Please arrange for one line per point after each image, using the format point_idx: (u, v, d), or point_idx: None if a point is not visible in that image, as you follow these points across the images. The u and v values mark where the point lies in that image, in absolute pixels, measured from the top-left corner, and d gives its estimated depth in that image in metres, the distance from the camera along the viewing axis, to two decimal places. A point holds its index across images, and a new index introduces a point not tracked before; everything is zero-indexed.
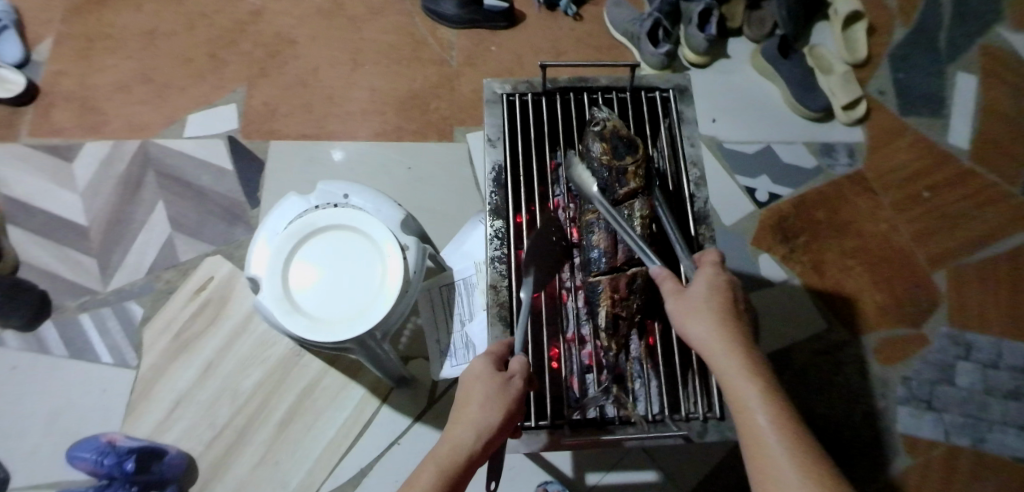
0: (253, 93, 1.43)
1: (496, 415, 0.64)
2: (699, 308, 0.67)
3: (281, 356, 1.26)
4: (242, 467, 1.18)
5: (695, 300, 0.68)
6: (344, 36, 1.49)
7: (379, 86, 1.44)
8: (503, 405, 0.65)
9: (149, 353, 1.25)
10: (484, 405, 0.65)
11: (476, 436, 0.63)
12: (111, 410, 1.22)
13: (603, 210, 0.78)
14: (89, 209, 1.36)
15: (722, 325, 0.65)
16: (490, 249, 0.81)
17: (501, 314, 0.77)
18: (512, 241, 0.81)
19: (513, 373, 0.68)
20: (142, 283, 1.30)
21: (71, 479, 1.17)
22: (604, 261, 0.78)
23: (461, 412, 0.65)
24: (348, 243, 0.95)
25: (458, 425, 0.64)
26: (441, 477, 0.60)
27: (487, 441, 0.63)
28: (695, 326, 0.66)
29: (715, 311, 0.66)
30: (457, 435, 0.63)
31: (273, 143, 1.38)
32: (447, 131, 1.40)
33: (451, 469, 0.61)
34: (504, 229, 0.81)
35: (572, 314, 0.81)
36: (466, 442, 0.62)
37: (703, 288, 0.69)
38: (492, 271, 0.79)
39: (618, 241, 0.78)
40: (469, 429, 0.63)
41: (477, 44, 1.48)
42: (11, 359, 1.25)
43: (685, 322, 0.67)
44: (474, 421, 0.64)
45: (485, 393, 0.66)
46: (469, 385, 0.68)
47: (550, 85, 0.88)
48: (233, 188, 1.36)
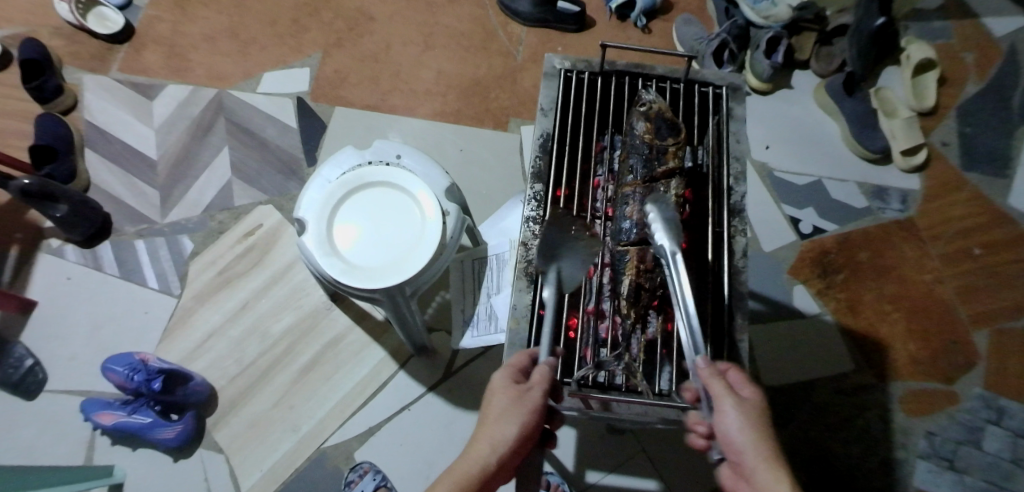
0: (326, 61, 1.51)
1: (513, 428, 0.66)
2: (752, 426, 0.63)
3: (314, 306, 1.31)
4: (258, 406, 1.23)
5: (748, 415, 0.64)
6: (420, 18, 1.56)
7: (445, 69, 1.50)
8: (521, 417, 0.67)
9: (192, 284, 1.32)
10: (501, 420, 0.66)
11: (490, 450, 0.65)
12: (148, 332, 1.28)
13: (676, 273, 0.71)
14: (161, 145, 1.44)
15: (773, 452, 0.63)
16: (527, 208, 0.84)
17: (527, 270, 0.81)
18: (550, 205, 0.84)
19: (534, 385, 0.69)
20: (197, 219, 1.37)
21: (102, 390, 1.24)
22: (634, 232, 0.80)
23: (483, 426, 0.67)
24: (392, 201, 1.00)
25: (478, 442, 0.66)
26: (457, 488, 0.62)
27: (503, 456, 0.65)
28: (747, 445, 0.62)
29: (767, 434, 0.64)
30: (476, 452, 0.65)
31: (338, 108, 1.45)
32: (503, 120, 1.45)
33: (467, 484, 0.62)
34: (542, 192, 0.85)
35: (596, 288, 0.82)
36: (480, 457, 0.64)
37: (756, 406, 0.65)
38: (525, 228, 0.83)
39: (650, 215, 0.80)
40: (486, 444, 0.65)
41: (544, 42, 1.53)
42: (68, 270, 1.33)
43: (743, 440, 0.63)
44: (492, 436, 0.65)
45: (503, 407, 0.67)
46: (490, 398, 0.70)
47: (607, 66, 0.90)
48: (294, 144, 1.42)
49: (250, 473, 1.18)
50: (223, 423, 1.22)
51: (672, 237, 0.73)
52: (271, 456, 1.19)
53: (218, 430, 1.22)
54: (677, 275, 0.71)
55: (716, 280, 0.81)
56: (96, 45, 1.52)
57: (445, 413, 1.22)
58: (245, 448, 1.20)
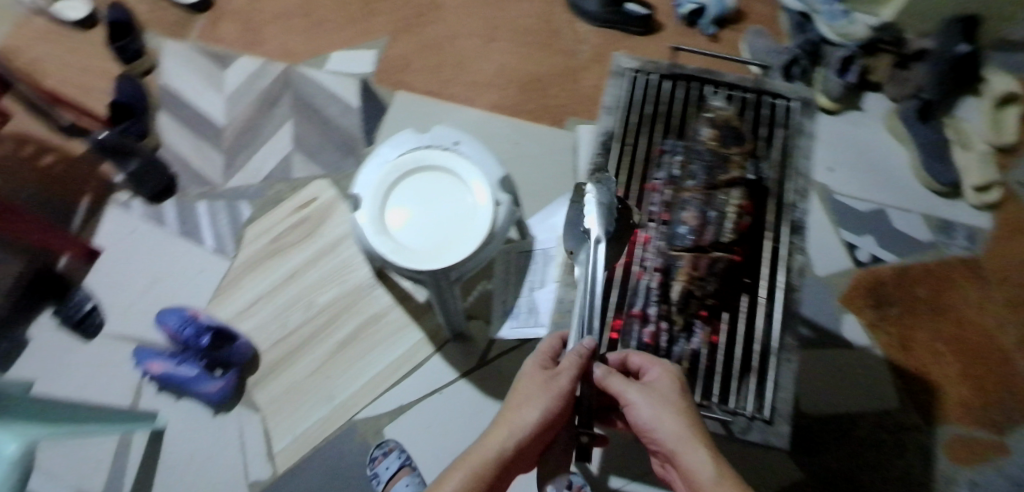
0: (392, 45, 1.53)
1: (534, 413, 0.72)
2: (663, 403, 0.72)
3: (359, 281, 1.34)
4: (298, 372, 1.28)
5: (658, 396, 0.73)
6: (488, 10, 1.57)
7: (508, 63, 1.51)
8: (545, 399, 0.73)
9: (245, 249, 1.36)
10: (526, 407, 0.73)
11: (507, 435, 0.72)
12: (200, 291, 1.33)
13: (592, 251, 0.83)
14: (229, 112, 1.47)
15: (687, 421, 0.71)
16: None
17: None
18: None
19: (562, 370, 0.74)
20: (256, 187, 1.41)
21: (154, 340, 1.30)
22: (689, 238, 0.89)
23: (510, 411, 0.74)
24: (447, 188, 1.03)
25: (499, 430, 0.73)
26: (472, 476, 0.69)
27: (521, 442, 0.71)
28: (664, 420, 0.71)
29: (675, 407, 0.72)
30: (497, 439, 0.72)
31: (399, 92, 1.47)
32: (560, 118, 1.44)
33: (483, 472, 0.70)
34: None
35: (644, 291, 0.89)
36: (499, 441, 0.72)
37: (660, 385, 0.75)
38: None
39: (705, 223, 0.89)
40: (506, 431, 0.72)
41: (610, 43, 1.52)
42: (133, 224, 1.39)
43: (660, 417, 0.71)
44: (513, 421, 0.72)
45: (529, 395, 0.74)
46: (520, 384, 0.77)
47: (677, 71, 1.03)
48: (354, 123, 1.45)
49: (282, 436, 1.23)
50: (262, 385, 1.27)
51: (601, 221, 0.84)
52: (302, 423, 1.24)
53: (257, 391, 1.27)
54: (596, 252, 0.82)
55: (766, 293, 0.87)
56: (177, 13, 1.59)
57: (475, 401, 1.23)
58: (282, 411, 1.25)
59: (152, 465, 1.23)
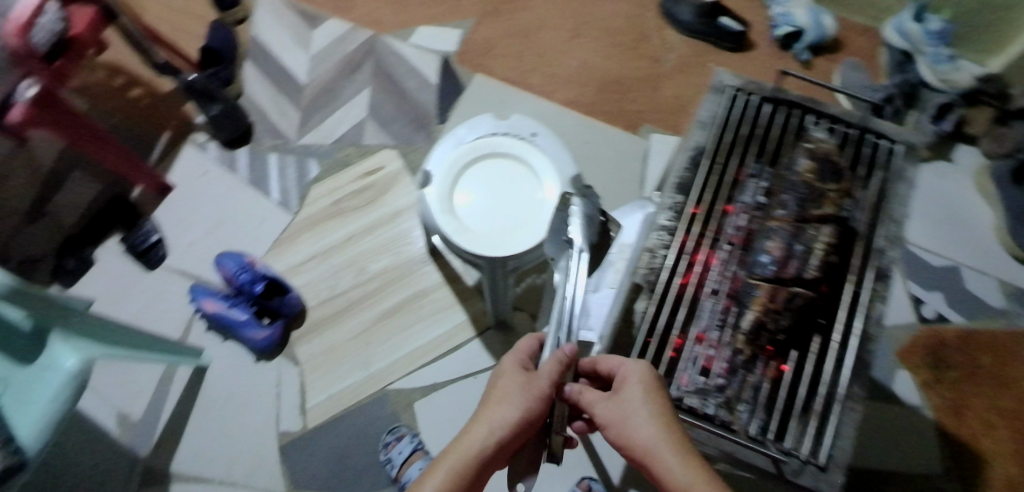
0: (478, 27, 1.53)
1: (515, 414, 0.70)
2: (639, 410, 0.70)
3: (411, 255, 1.36)
4: (341, 334, 1.30)
5: (633, 403, 0.71)
6: (578, 5, 1.56)
7: (591, 61, 1.49)
8: (524, 401, 0.71)
9: (309, 206, 1.39)
10: (505, 404, 0.70)
11: (487, 432, 0.68)
12: (259, 239, 1.37)
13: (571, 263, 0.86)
14: (312, 72, 1.50)
15: (665, 428, 0.69)
16: (665, 216, 0.97)
17: (646, 276, 0.93)
18: (684, 221, 0.96)
19: (542, 377, 0.73)
20: (327, 148, 1.44)
21: (210, 280, 1.34)
22: (771, 267, 0.87)
23: (487, 408, 0.71)
24: (519, 179, 1.03)
25: (477, 428, 0.69)
26: (453, 475, 0.65)
27: (500, 440, 0.68)
28: (642, 429, 0.69)
29: (654, 412, 0.70)
30: (475, 438, 0.68)
31: (478, 75, 1.48)
32: (635, 124, 1.43)
33: (465, 471, 0.65)
34: (682, 205, 0.97)
35: (711, 315, 0.89)
36: (478, 440, 0.68)
37: (634, 389, 0.73)
38: (657, 236, 0.95)
39: (791, 255, 0.87)
40: (484, 427, 0.69)
41: (697, 55, 1.49)
42: (205, 166, 1.43)
43: (640, 424, 0.69)
44: (492, 419, 0.69)
45: (509, 392, 0.72)
46: (499, 381, 0.75)
47: (778, 97, 1.02)
48: (430, 100, 1.46)
49: (317, 393, 1.27)
50: (305, 340, 1.30)
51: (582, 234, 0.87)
52: (338, 383, 1.27)
53: (300, 345, 1.30)
54: (573, 263, 0.86)
55: (841, 338, 0.86)
56: None
57: None
58: (320, 369, 1.28)
59: (192, 398, 1.28)
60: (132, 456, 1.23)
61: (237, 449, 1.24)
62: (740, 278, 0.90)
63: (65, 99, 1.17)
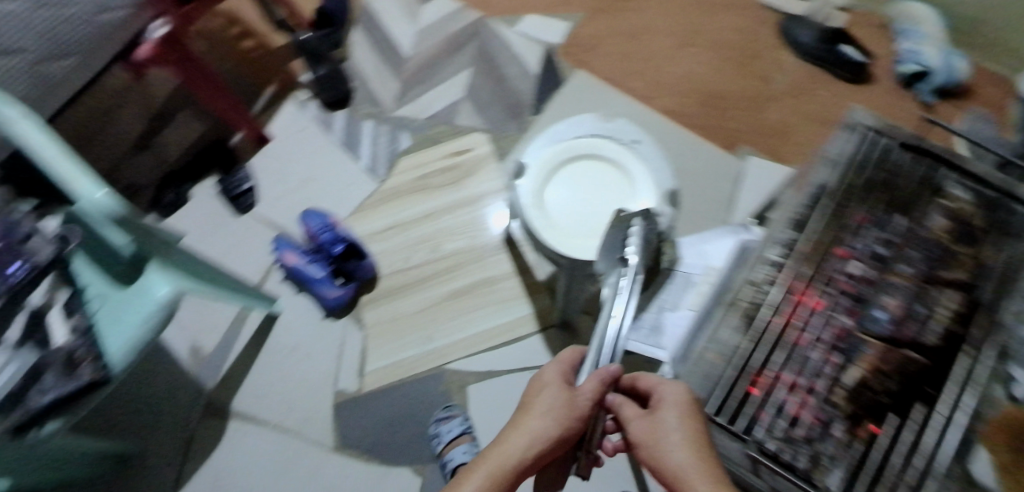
0: (587, 22, 1.51)
1: (554, 427, 0.70)
2: (675, 434, 0.70)
3: (486, 241, 1.37)
4: (408, 305, 1.34)
5: (669, 426, 0.71)
6: (693, 13, 1.51)
7: (697, 72, 1.45)
8: (564, 414, 0.70)
9: (395, 177, 1.42)
10: (545, 420, 0.70)
11: (526, 443, 0.69)
12: (343, 202, 1.41)
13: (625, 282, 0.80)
14: (418, 45, 1.52)
15: (701, 456, 0.68)
16: (773, 249, 0.92)
17: (747, 309, 0.89)
18: (796, 257, 0.91)
19: (583, 392, 0.72)
20: (420, 122, 1.46)
21: (293, 233, 1.40)
22: (886, 323, 0.86)
23: (525, 419, 0.71)
24: (614, 186, 1.02)
25: (516, 435, 0.70)
26: (489, 479, 0.66)
27: (538, 451, 0.69)
28: (676, 454, 0.68)
29: (690, 438, 0.70)
30: (512, 445, 0.69)
31: (580, 71, 1.47)
32: (733, 144, 1.39)
33: (499, 476, 0.67)
34: (794, 240, 0.93)
35: (810, 360, 0.85)
36: (515, 448, 0.69)
37: (673, 413, 0.73)
38: (763, 270, 0.91)
39: (909, 314, 0.86)
40: (523, 441, 0.69)
41: (810, 81, 1.43)
42: (302, 123, 1.47)
43: (674, 449, 0.68)
44: (530, 429, 0.70)
45: (549, 407, 0.71)
46: (541, 389, 0.75)
47: (921, 144, 0.96)
48: (527, 89, 1.46)
49: (377, 359, 1.31)
50: (374, 306, 1.34)
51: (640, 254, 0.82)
52: (398, 353, 1.30)
53: (367, 310, 1.34)
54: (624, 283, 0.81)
55: (953, 412, 0.80)
56: None
57: None
58: (384, 336, 1.32)
59: (260, 343, 1.33)
60: (199, 386, 1.30)
61: (294, 398, 1.29)
62: (851, 329, 0.87)
63: (184, 34, 1.21)
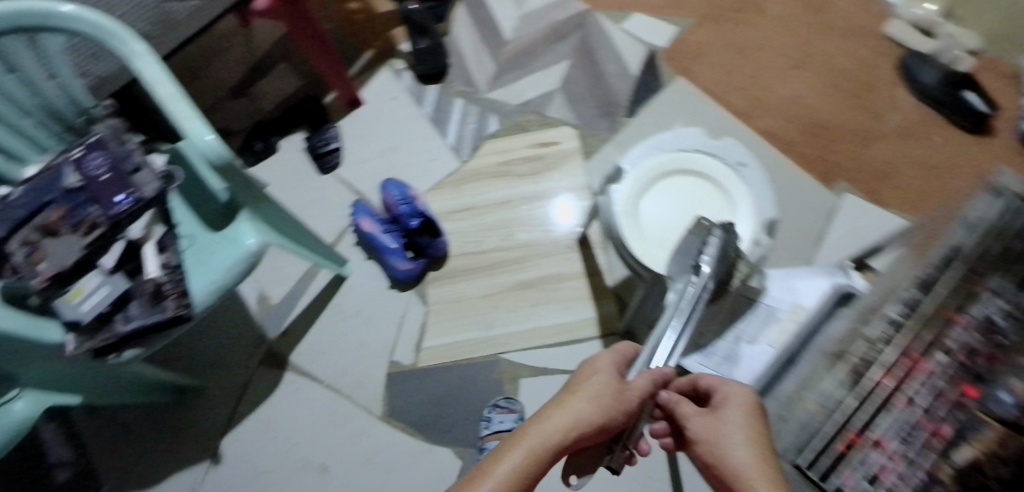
0: (696, 30, 1.47)
1: (601, 414, 0.69)
2: (736, 434, 0.68)
3: (560, 237, 1.35)
4: (473, 289, 1.34)
5: (730, 425, 0.69)
6: (809, 34, 1.45)
7: (804, 97, 1.40)
8: (613, 403, 0.70)
9: (478, 158, 1.42)
10: (592, 402, 0.70)
11: (569, 423, 0.69)
12: (425, 176, 1.42)
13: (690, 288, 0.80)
14: (519, 30, 1.51)
15: (763, 458, 0.65)
16: (906, 285, 0.73)
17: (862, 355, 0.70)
18: (935, 299, 0.70)
19: (634, 387, 0.72)
20: (511, 108, 1.45)
21: (372, 199, 1.41)
22: None
23: (571, 400, 0.71)
24: (712, 207, 0.99)
25: (560, 414, 0.70)
26: (530, 453, 0.66)
27: (580, 433, 0.69)
28: (737, 452, 0.65)
29: (752, 439, 0.67)
30: (556, 423, 0.69)
31: (681, 80, 1.43)
32: (830, 178, 1.34)
33: (540, 451, 0.66)
34: (936, 277, 0.71)
35: (928, 428, 0.64)
36: (558, 427, 0.68)
37: (734, 412, 0.70)
38: (890, 307, 0.72)
39: None
40: (567, 418, 0.69)
41: (924, 124, 1.36)
42: (395, 92, 1.48)
43: (736, 447, 0.66)
44: (575, 411, 0.70)
45: (598, 391, 0.71)
46: (591, 374, 0.75)
47: None
48: (624, 90, 1.43)
49: (436, 336, 1.32)
50: (439, 284, 1.35)
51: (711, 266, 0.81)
52: (458, 334, 1.31)
53: (432, 286, 1.35)
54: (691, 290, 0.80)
55: None
56: None
57: None
58: (445, 315, 1.33)
59: (325, 301, 1.36)
60: (262, 333, 1.34)
61: (350, 360, 1.32)
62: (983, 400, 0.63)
63: None
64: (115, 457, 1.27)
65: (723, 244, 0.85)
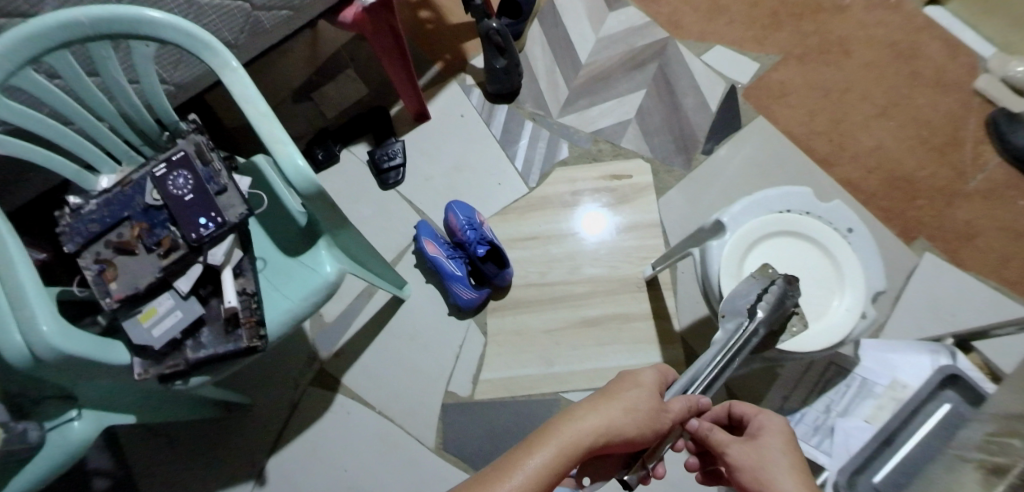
0: (779, 69, 1.42)
1: (636, 427, 0.67)
2: (780, 464, 0.65)
3: (629, 274, 1.31)
4: (534, 322, 1.30)
5: (773, 455, 0.67)
6: (896, 83, 1.40)
7: (887, 148, 1.36)
8: (650, 418, 0.68)
9: (547, 186, 1.38)
10: (627, 412, 0.67)
11: (603, 426, 0.65)
12: (490, 199, 1.37)
13: (742, 327, 0.80)
14: (595, 54, 1.46)
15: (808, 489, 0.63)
16: None
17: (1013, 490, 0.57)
18: None
19: (672, 409, 0.70)
20: (583, 135, 1.40)
21: (434, 219, 1.37)
22: None
23: (607, 404, 0.68)
24: (818, 271, 0.96)
25: (593, 414, 0.66)
26: (558, 451, 0.62)
27: (612, 439, 0.65)
28: (782, 482, 0.63)
29: (797, 470, 0.65)
30: (588, 423, 0.65)
31: (760, 119, 1.39)
32: (909, 234, 1.30)
33: (569, 450, 0.62)
34: None
35: None
36: (591, 428, 0.65)
37: (777, 444, 0.68)
38: None
39: None
40: (602, 421, 0.66)
41: (1010, 186, 1.31)
42: (462, 109, 1.43)
43: (780, 476, 0.63)
44: (611, 416, 0.66)
45: (635, 403, 0.69)
46: (630, 384, 0.72)
47: None
48: (701, 125, 1.39)
49: (494, 369, 1.28)
50: (500, 314, 1.31)
51: (766, 312, 0.80)
52: (517, 369, 1.27)
53: (493, 316, 1.31)
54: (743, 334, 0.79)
55: None
56: None
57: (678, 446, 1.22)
58: (504, 349, 1.29)
59: (381, 322, 1.31)
60: (314, 352, 1.30)
61: (402, 386, 1.28)
62: None
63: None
64: (157, 469, 1.23)
65: (783, 295, 0.83)
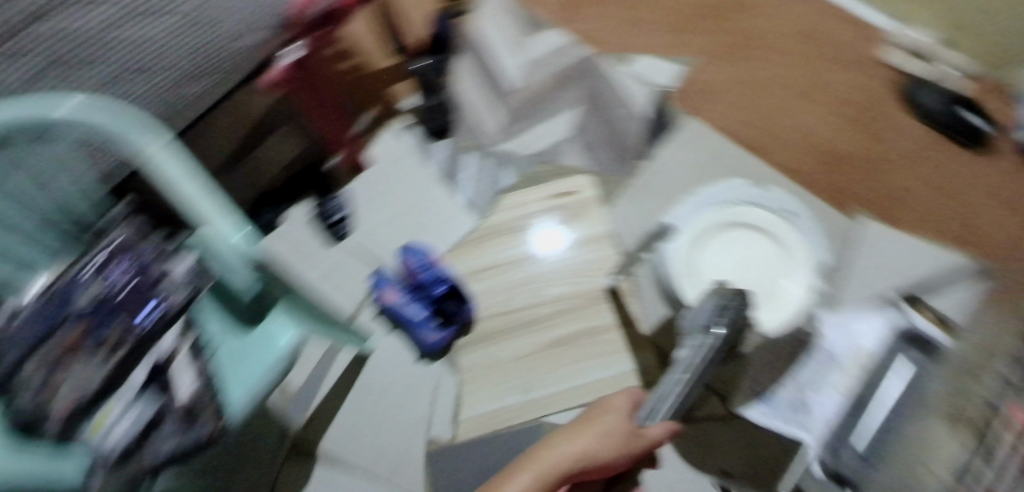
0: (701, 68, 1.48)
1: (609, 451, 0.86)
2: None
3: (591, 288, 1.31)
4: (506, 352, 1.30)
5: None
6: (814, 65, 1.47)
7: (812, 127, 1.42)
8: (620, 443, 0.86)
9: (496, 214, 1.38)
10: (601, 438, 0.86)
11: (577, 454, 0.87)
12: (444, 237, 1.38)
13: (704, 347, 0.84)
14: (524, 75, 1.42)
15: None
16: None
17: None
18: None
19: (642, 436, 0.86)
20: (524, 159, 1.42)
21: (388, 264, 1.36)
22: None
23: (583, 433, 0.88)
24: (763, 256, 1.14)
25: (566, 442, 0.88)
26: (535, 477, 0.84)
27: (583, 462, 0.86)
28: None
29: None
30: (562, 450, 0.87)
31: (691, 118, 1.44)
32: (846, 205, 1.36)
33: (547, 472, 0.85)
34: None
35: None
36: (569, 452, 0.87)
37: None
38: None
39: None
40: (575, 448, 0.87)
41: (929, 145, 1.39)
42: (403, 153, 1.44)
43: None
44: (585, 442, 0.87)
45: (607, 431, 0.87)
46: (601, 419, 0.89)
47: None
48: (640, 132, 1.40)
49: (473, 406, 1.27)
50: (471, 349, 1.30)
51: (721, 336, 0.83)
52: (497, 402, 1.26)
53: (464, 353, 1.30)
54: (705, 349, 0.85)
55: None
56: None
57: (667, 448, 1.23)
58: (479, 384, 1.28)
59: (353, 378, 1.30)
60: (284, 428, 1.23)
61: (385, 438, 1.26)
62: None
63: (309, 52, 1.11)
64: None
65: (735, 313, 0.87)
